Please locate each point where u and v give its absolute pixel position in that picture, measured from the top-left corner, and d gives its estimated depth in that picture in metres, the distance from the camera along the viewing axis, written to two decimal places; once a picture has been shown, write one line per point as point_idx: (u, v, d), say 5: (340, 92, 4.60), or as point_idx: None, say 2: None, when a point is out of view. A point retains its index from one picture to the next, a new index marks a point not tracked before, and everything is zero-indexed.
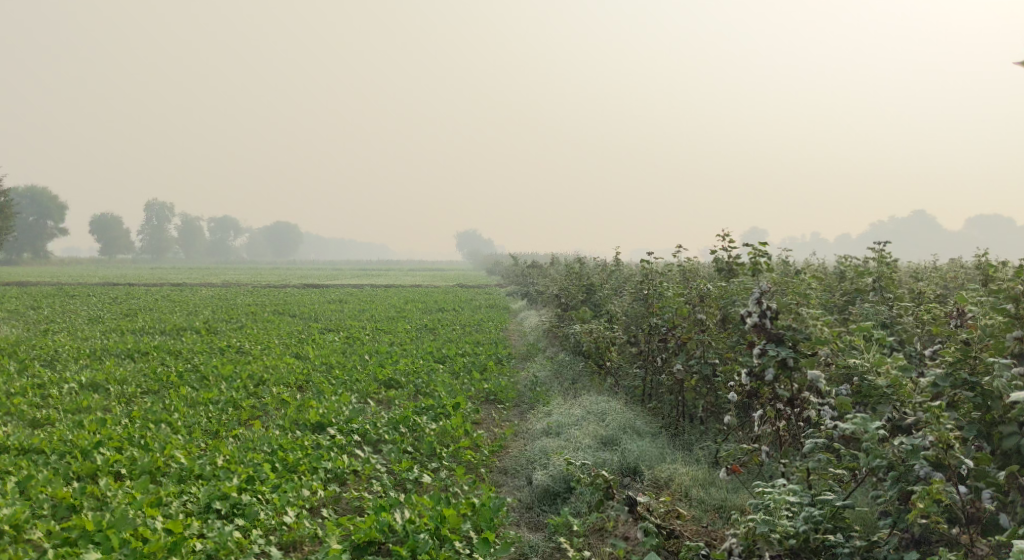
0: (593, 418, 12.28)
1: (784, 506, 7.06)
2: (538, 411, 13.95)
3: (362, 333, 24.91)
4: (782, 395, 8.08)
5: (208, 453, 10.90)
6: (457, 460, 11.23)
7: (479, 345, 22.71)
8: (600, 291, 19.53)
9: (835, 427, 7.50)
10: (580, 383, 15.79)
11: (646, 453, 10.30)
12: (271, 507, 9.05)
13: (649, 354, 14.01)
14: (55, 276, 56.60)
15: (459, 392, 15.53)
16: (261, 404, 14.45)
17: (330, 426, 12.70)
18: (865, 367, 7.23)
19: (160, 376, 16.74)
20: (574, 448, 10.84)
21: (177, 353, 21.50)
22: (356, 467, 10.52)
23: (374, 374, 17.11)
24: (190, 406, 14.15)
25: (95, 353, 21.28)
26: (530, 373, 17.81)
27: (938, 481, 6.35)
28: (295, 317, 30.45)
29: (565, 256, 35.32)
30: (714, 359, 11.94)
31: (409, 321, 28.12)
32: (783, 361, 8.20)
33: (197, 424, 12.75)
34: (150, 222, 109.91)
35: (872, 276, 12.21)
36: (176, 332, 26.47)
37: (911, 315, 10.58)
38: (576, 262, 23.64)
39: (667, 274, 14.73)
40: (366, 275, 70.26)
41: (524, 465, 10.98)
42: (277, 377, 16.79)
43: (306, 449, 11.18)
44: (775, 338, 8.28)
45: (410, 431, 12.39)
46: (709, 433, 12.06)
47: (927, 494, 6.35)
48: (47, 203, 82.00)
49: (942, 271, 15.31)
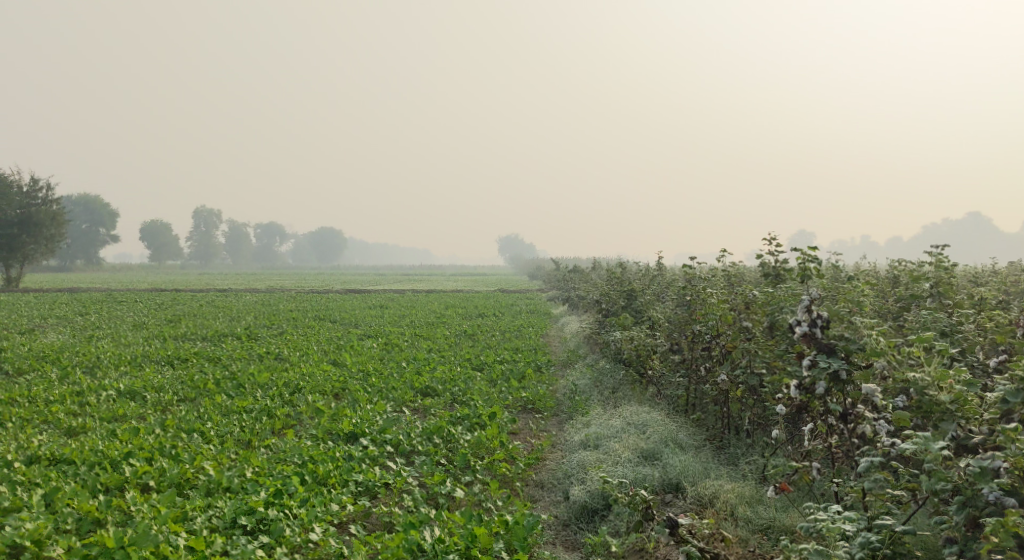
0: (633, 430, 11.82)
1: (839, 531, 6.58)
2: (577, 421, 13.55)
3: (401, 340, 24.71)
4: (834, 408, 7.59)
5: (238, 464, 10.70)
6: (492, 474, 10.84)
7: (519, 351, 22.35)
8: (642, 297, 19.02)
9: (893, 445, 6.98)
10: (621, 392, 15.32)
11: (689, 467, 9.83)
12: (298, 523, 8.80)
13: (692, 363, 13.53)
14: (104, 282, 57.48)
15: (496, 401, 15.17)
16: (295, 413, 14.25)
17: (364, 436, 12.42)
18: (924, 383, 6.69)
19: (196, 383, 16.64)
20: (614, 462, 10.40)
21: (216, 360, 21.46)
22: (387, 479, 10.22)
23: (411, 381, 16.83)
24: (224, 414, 13.99)
25: (136, 360, 21.36)
26: (570, 381, 17.38)
27: (1015, 513, 5.85)
28: (336, 322, 30.38)
29: (607, 261, 34.76)
30: (761, 370, 11.42)
31: (448, 327, 27.86)
32: (835, 374, 7.68)
33: (229, 434, 12.57)
34: (197, 229, 111.60)
35: (929, 281, 11.56)
36: (217, 339, 26.53)
37: (971, 323, 9.98)
38: (617, 266, 23.13)
39: (710, 279, 14.20)
40: (408, 280, 70.25)
41: (561, 479, 10.58)
42: (313, 385, 16.58)
43: (337, 460, 10.92)
44: (827, 349, 7.77)
45: (445, 442, 12.05)
46: (756, 447, 11.53)
47: (1001, 526, 5.86)
48: (98, 211, 83.60)
49: (1003, 275, 14.55)
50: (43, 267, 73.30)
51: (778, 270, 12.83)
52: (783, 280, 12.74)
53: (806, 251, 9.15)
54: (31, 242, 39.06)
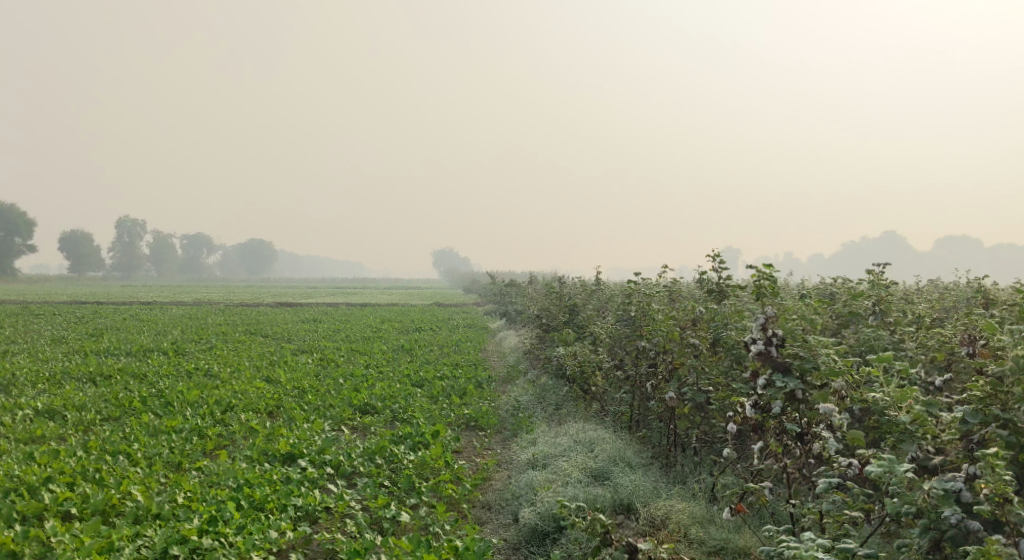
0: (580, 448, 11.63)
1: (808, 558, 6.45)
2: (522, 439, 13.33)
3: (337, 355, 24.11)
4: (790, 428, 7.52)
5: (168, 489, 10.12)
6: (437, 496, 10.50)
7: (458, 367, 22.00)
8: (583, 313, 18.92)
9: (851, 465, 6.95)
10: (564, 409, 15.13)
11: (640, 487, 9.67)
12: (234, 553, 8.34)
13: (637, 379, 13.42)
14: (21, 294, 55.16)
15: (438, 419, 14.83)
16: (228, 432, 13.66)
17: (301, 457, 11.93)
18: (886, 403, 6.82)
19: (121, 401, 15.85)
20: (563, 482, 10.18)
21: (142, 377, 20.56)
22: (329, 503, 9.79)
23: (349, 398, 16.35)
24: (152, 435, 13.31)
25: (55, 377, 20.30)
26: (512, 397, 17.14)
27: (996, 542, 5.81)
28: (268, 337, 29.54)
29: (544, 275, 34.66)
30: (708, 388, 11.34)
31: (385, 342, 27.33)
32: (790, 394, 7.66)
33: (158, 455, 11.94)
34: (121, 240, 108.08)
35: (870, 298, 11.68)
36: (142, 354, 25.47)
37: (913, 341, 10.11)
38: (556, 280, 23.00)
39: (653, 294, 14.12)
40: (341, 294, 69.14)
41: (509, 501, 10.31)
42: (246, 403, 15.97)
43: (275, 484, 10.43)
44: (783, 368, 7.68)
45: (387, 463, 11.66)
46: (704, 466, 11.44)
47: (982, 555, 5.81)
48: (15, 220, 80.12)
49: (935, 291, 14.87)
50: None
51: (722, 287, 12.81)
52: (727, 296, 12.73)
53: (757, 268, 9.10)
54: None
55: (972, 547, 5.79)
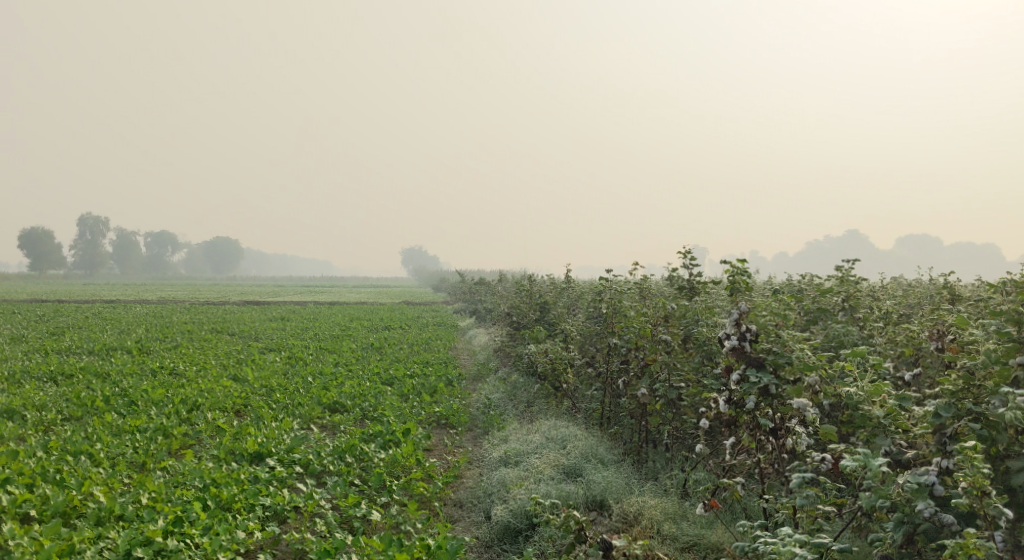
0: (552, 445, 11.57)
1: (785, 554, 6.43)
2: (494, 437, 13.24)
3: (305, 353, 23.84)
4: (763, 424, 7.52)
5: (132, 489, 9.88)
6: (408, 494, 10.37)
7: (428, 365, 21.84)
8: (554, 310, 18.87)
9: (824, 460, 6.96)
10: (536, 407, 15.06)
11: (613, 484, 9.61)
12: (200, 554, 8.17)
13: (609, 376, 13.38)
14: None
15: (409, 417, 14.69)
16: (194, 431, 13.42)
17: (270, 456, 11.73)
18: (859, 398, 6.84)
19: (83, 401, 15.50)
20: (535, 479, 10.09)
21: (105, 376, 20.15)
22: (298, 502, 9.63)
23: (318, 397, 16.14)
24: (115, 435, 13.02)
25: (15, 376, 19.84)
26: (483, 395, 17.05)
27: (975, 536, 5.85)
28: (235, 336, 29.15)
29: (514, 272, 34.56)
30: (680, 384, 11.30)
31: (354, 340, 27.09)
32: (764, 389, 7.65)
33: (121, 456, 11.67)
34: (83, 238, 106.25)
35: (839, 294, 11.73)
36: (105, 353, 24.99)
37: (883, 336, 10.15)
38: (526, 278, 22.92)
39: (624, 291, 14.08)
40: (309, 293, 68.52)
41: (481, 499, 10.21)
42: (212, 401, 15.69)
43: (242, 484, 10.23)
44: (757, 363, 7.69)
45: (357, 461, 11.50)
46: (675, 462, 11.46)
47: (962, 549, 5.85)
48: None
49: (902, 288, 15.01)
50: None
51: (693, 284, 12.87)
52: (698, 293, 12.79)
53: (731, 263, 9.13)
54: None
55: (952, 542, 5.82)
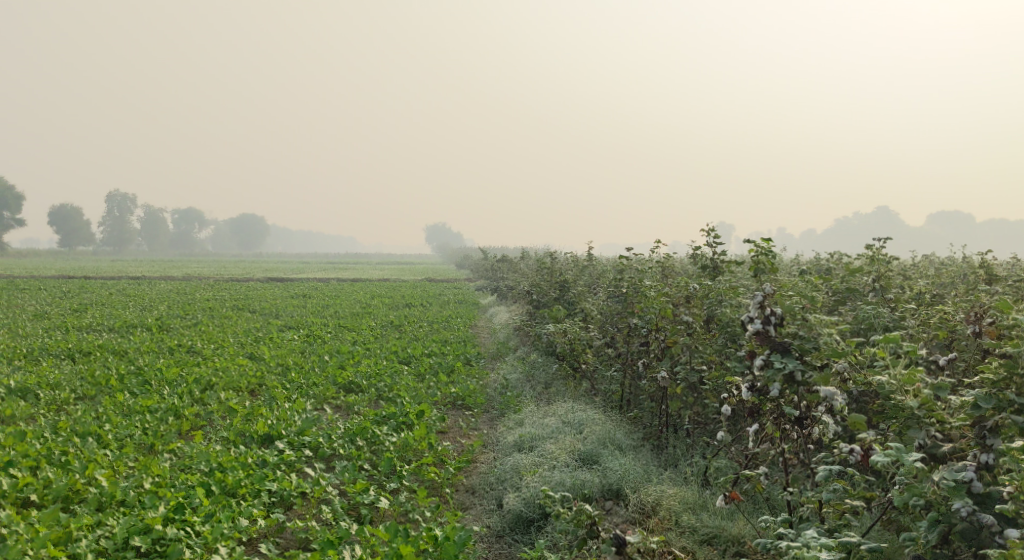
0: (568, 430, 11.21)
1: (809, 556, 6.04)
2: (509, 420, 12.93)
3: (324, 331, 23.66)
4: (788, 412, 7.09)
5: (137, 473, 9.68)
6: (419, 480, 10.08)
7: (447, 343, 21.55)
8: (574, 289, 18.45)
9: (852, 452, 6.53)
10: (554, 388, 14.71)
11: (630, 472, 9.24)
12: (200, 543, 8.05)
13: (628, 358, 12.98)
14: (8, 268, 54.40)
15: (424, 398, 14.42)
16: (206, 412, 13.23)
17: (280, 439, 11.49)
18: (892, 386, 6.38)
19: (97, 379, 15.37)
20: (550, 466, 9.74)
21: (122, 354, 20.06)
22: (305, 488, 9.37)
23: (333, 377, 15.91)
24: (126, 415, 12.85)
25: (34, 353, 19.81)
26: (500, 375, 16.73)
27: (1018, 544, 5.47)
28: (256, 313, 29.06)
29: (536, 250, 34.09)
30: (701, 367, 10.87)
31: (374, 318, 26.85)
32: (789, 375, 7.17)
33: (130, 437, 11.49)
34: (111, 215, 107.13)
35: (869, 274, 11.22)
36: (125, 330, 24.97)
37: (916, 318, 9.65)
38: (547, 255, 22.47)
39: (645, 270, 13.62)
40: (332, 270, 68.56)
41: (493, 485, 9.91)
42: (227, 381, 15.50)
43: (248, 468, 9.99)
44: (781, 348, 7.23)
45: (369, 445, 11.23)
46: (696, 449, 10.77)
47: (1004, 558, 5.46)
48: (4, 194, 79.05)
49: (936, 267, 14.40)
50: None
51: (717, 263, 12.47)
52: (722, 272, 12.42)
53: (755, 242, 8.55)
54: None
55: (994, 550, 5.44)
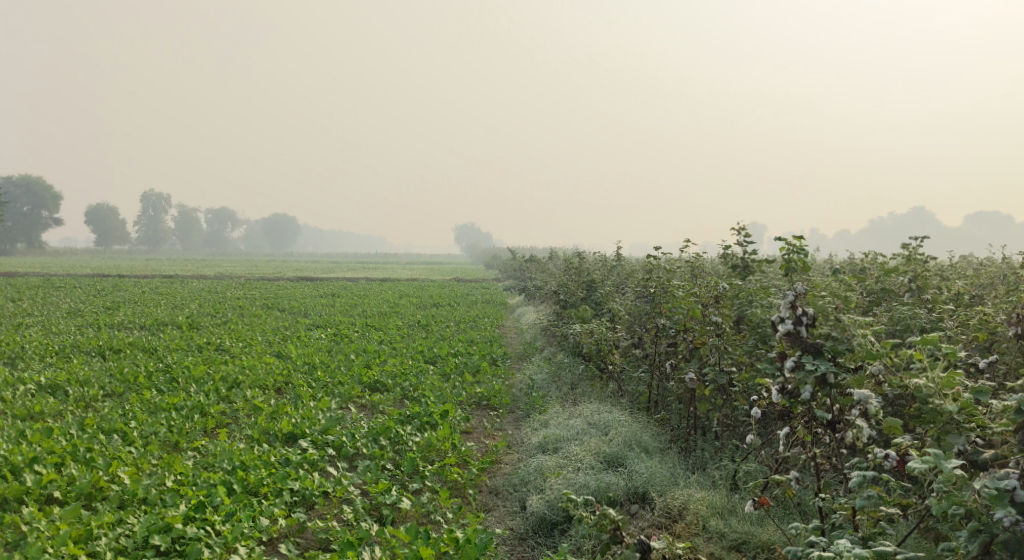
0: (594, 432, 11.01)
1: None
2: (534, 421, 12.77)
3: (351, 330, 23.67)
4: (821, 415, 6.85)
5: (160, 471, 9.66)
6: (442, 481, 9.96)
7: (473, 343, 21.46)
8: (601, 289, 18.25)
9: (888, 457, 6.29)
10: (580, 389, 14.52)
11: (657, 475, 9.05)
12: (219, 542, 8.02)
13: (656, 358, 12.76)
14: (43, 268, 55.28)
15: (449, 398, 14.31)
16: (231, 410, 13.21)
17: (303, 438, 11.43)
18: (930, 390, 6.12)
19: (125, 377, 15.44)
20: (575, 468, 9.56)
21: (151, 352, 20.19)
22: (327, 487, 9.30)
23: (358, 375, 15.86)
24: (151, 412, 12.87)
25: (65, 350, 20.00)
26: (526, 376, 16.58)
27: None
28: (284, 312, 29.18)
29: (564, 250, 33.90)
30: (730, 368, 10.65)
31: (401, 317, 26.81)
32: (822, 377, 6.93)
33: (154, 435, 11.50)
34: (145, 214, 108.52)
35: (905, 274, 10.91)
36: (156, 328, 25.18)
37: (954, 320, 9.34)
38: (575, 255, 22.27)
39: (673, 270, 13.42)
40: (361, 269, 68.90)
41: (517, 487, 9.76)
42: (253, 379, 15.50)
43: (271, 466, 9.92)
44: (813, 349, 7.00)
45: (392, 444, 11.13)
46: (725, 452, 10.53)
47: None
48: (43, 194, 80.32)
49: (974, 267, 14.01)
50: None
51: (747, 262, 12.25)
52: (752, 272, 12.20)
53: (787, 240, 8.23)
54: None
55: None
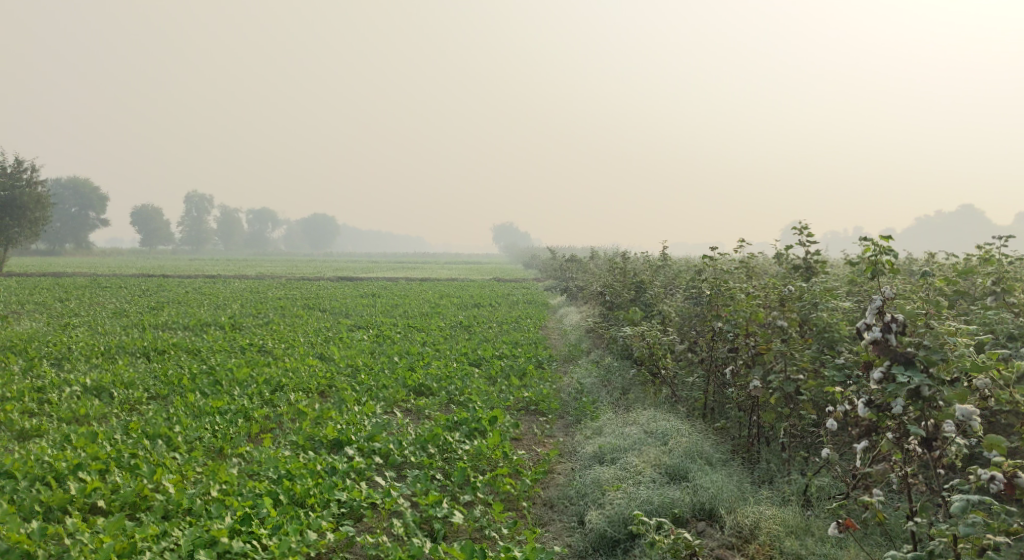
0: (652, 440, 10.54)
1: None
2: (586, 427, 12.33)
3: (393, 331, 23.37)
4: (913, 431, 6.32)
5: (205, 478, 9.37)
6: (494, 492, 9.55)
7: (517, 345, 21.02)
8: (650, 290, 17.68)
9: (994, 482, 5.79)
10: (632, 394, 14.01)
11: (724, 490, 8.57)
12: (267, 557, 7.72)
13: (713, 364, 12.23)
14: (90, 268, 56.13)
15: (496, 403, 13.91)
16: (275, 414, 12.93)
17: (349, 444, 11.09)
18: None
19: (170, 379, 15.26)
20: (635, 481, 9.10)
21: (195, 353, 20.06)
22: (375, 498, 8.95)
23: (403, 379, 15.50)
24: (196, 416, 12.62)
25: (110, 351, 19.94)
26: (574, 379, 16.12)
27: None
28: (326, 312, 28.99)
29: (607, 249, 33.27)
30: (797, 375, 10.01)
31: (443, 318, 26.44)
32: (914, 390, 6.42)
33: (199, 440, 11.24)
34: (189, 214, 109.82)
35: (984, 276, 10.28)
36: (199, 329, 25.10)
37: None
38: (620, 255, 21.70)
39: (729, 271, 12.83)
40: (401, 269, 68.83)
41: (574, 499, 9.29)
42: (296, 382, 15.23)
43: (317, 476, 9.58)
44: (904, 359, 6.44)
45: (441, 452, 10.74)
46: (793, 464, 9.95)
47: None
48: (90, 195, 81.53)
49: None
50: (28, 250, 71.65)
51: (809, 263, 11.66)
52: (815, 273, 11.61)
53: (874, 241, 7.66)
54: (15, 225, 40.61)
55: None
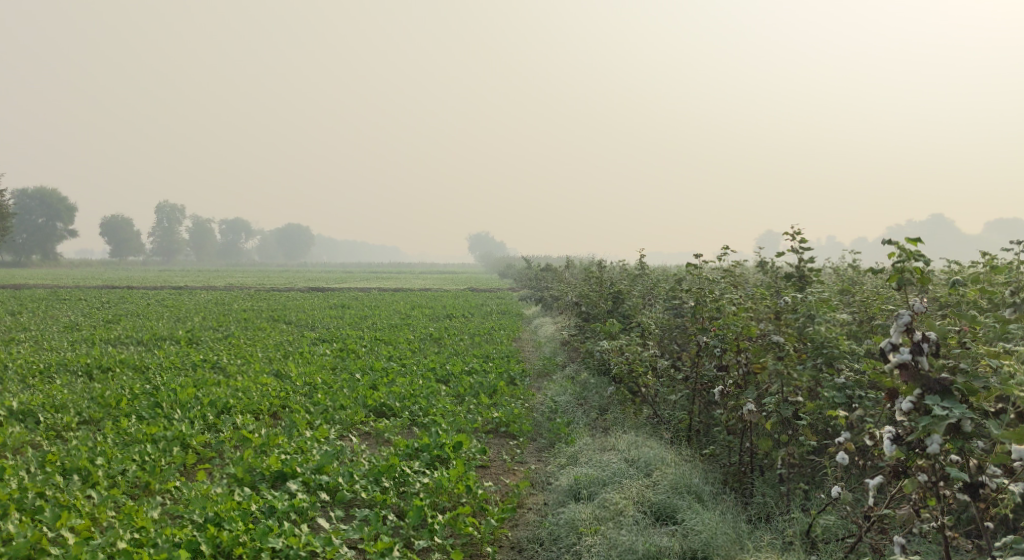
0: (634, 470, 9.40)
1: None
2: (561, 452, 11.18)
3: (358, 345, 22.06)
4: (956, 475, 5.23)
5: (118, 526, 8.08)
6: (454, 534, 8.36)
7: (488, 359, 19.77)
8: (628, 300, 16.51)
9: None
10: (610, 415, 12.85)
11: (717, 534, 7.56)
12: None
13: (699, 382, 11.08)
14: (55, 279, 54.18)
15: (463, 425, 12.72)
16: (216, 441, 11.61)
17: (294, 477, 9.78)
18: None
19: (105, 401, 13.84)
20: (614, 524, 7.97)
21: (143, 370, 18.62)
22: (315, 547, 7.80)
23: (362, 397, 14.23)
24: (125, 445, 11.25)
25: (51, 370, 18.43)
26: (547, 397, 14.96)
27: None
28: (291, 325, 27.56)
29: (583, 259, 32.09)
30: (795, 396, 8.92)
31: (413, 330, 25.15)
32: (953, 425, 5.33)
33: (123, 475, 9.91)
34: (161, 225, 107.56)
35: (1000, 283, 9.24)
36: (153, 344, 23.58)
37: None
38: (597, 265, 20.52)
39: (714, 280, 11.67)
40: (372, 279, 67.35)
41: (546, 544, 8.15)
42: (245, 403, 13.89)
43: (250, 519, 8.32)
44: (939, 387, 5.35)
45: (397, 486, 9.51)
46: (792, 498, 8.84)
47: None
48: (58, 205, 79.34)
49: None
50: None
51: (803, 272, 10.55)
52: (809, 283, 10.50)
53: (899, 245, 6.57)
54: None
55: None
